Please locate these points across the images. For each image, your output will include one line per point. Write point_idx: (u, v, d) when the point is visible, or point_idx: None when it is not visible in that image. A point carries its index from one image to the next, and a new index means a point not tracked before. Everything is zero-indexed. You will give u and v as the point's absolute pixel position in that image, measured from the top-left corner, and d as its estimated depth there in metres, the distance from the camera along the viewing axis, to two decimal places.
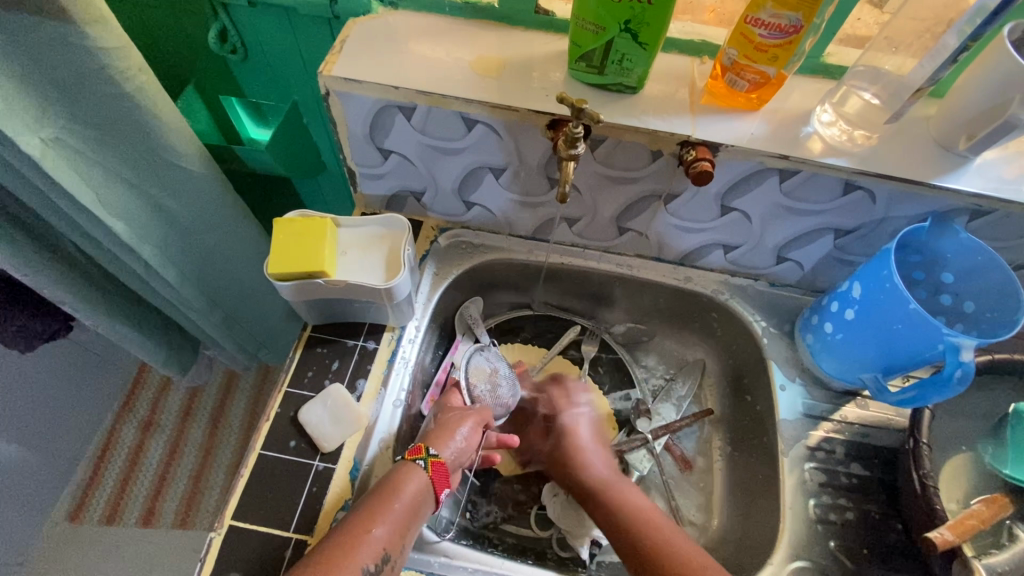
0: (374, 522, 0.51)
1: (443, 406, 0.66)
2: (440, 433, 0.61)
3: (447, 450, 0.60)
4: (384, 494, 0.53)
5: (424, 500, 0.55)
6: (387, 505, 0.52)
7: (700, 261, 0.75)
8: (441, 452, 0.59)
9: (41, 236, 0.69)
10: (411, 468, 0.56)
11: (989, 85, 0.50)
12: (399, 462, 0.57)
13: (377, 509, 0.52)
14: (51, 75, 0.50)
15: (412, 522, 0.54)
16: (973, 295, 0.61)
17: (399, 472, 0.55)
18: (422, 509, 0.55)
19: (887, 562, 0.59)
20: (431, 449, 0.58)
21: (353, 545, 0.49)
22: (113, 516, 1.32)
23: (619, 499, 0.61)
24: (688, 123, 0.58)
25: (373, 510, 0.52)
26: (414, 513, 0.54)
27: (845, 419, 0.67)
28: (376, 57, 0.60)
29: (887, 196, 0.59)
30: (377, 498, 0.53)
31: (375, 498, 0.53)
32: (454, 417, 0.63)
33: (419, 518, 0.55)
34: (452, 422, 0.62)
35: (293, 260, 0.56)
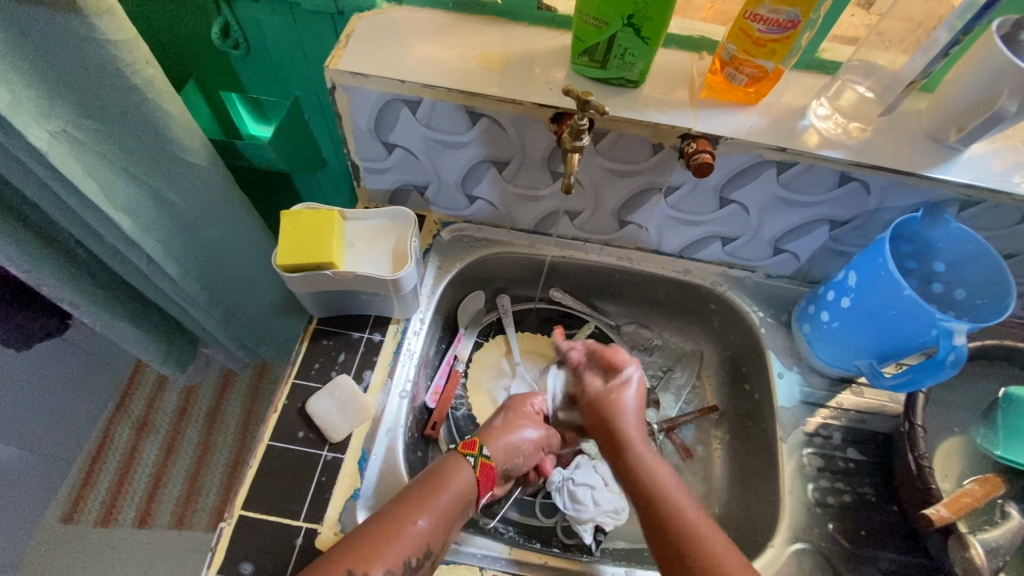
0: (420, 515, 0.52)
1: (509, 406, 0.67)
2: (501, 433, 0.63)
3: (497, 452, 0.61)
4: (433, 487, 0.54)
5: (468, 497, 0.56)
6: (434, 500, 0.53)
7: (699, 253, 0.76)
8: (493, 457, 0.60)
9: (43, 231, 0.69)
10: (458, 465, 0.57)
11: (979, 78, 0.52)
12: (450, 454, 0.58)
13: (426, 503, 0.53)
14: (59, 68, 0.51)
15: (455, 518, 0.54)
16: (963, 283, 0.64)
17: (449, 466, 0.56)
18: (466, 505, 0.56)
19: (884, 543, 0.60)
20: (484, 450, 0.60)
21: (398, 535, 0.50)
22: (108, 517, 1.31)
23: (664, 490, 0.54)
24: (689, 116, 0.59)
25: (420, 504, 0.52)
26: (459, 509, 0.55)
27: (841, 405, 0.68)
28: (381, 51, 0.61)
29: (881, 187, 0.60)
30: (426, 491, 0.53)
31: (423, 490, 0.54)
32: (517, 420, 0.65)
33: (462, 514, 0.55)
34: (515, 425, 0.64)
35: (301, 252, 0.57)
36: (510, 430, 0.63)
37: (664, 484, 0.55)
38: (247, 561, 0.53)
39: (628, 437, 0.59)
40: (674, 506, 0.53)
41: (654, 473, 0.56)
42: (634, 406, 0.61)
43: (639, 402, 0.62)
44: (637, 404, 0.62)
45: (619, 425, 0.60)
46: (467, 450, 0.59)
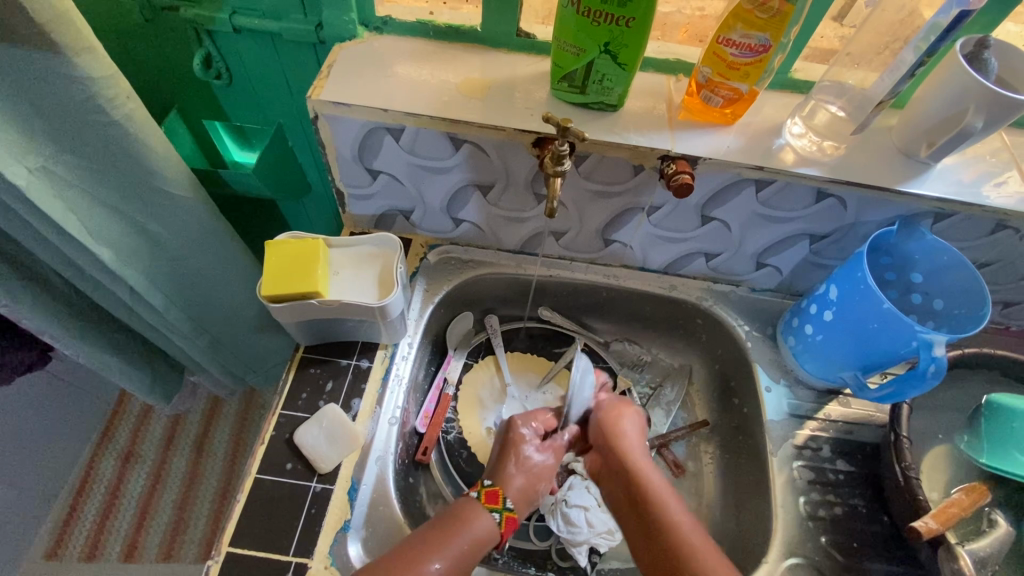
0: (429, 552, 0.51)
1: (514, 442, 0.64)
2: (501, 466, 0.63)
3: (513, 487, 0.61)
4: (448, 526, 0.54)
5: (483, 541, 0.55)
6: (449, 538, 0.53)
7: (684, 269, 0.77)
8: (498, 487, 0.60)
9: (25, 267, 0.68)
10: (475, 508, 0.57)
11: (946, 96, 0.54)
12: (462, 497, 0.58)
13: (439, 540, 0.53)
14: (39, 106, 0.51)
15: (470, 560, 0.54)
16: (941, 293, 0.65)
17: (466, 507, 0.57)
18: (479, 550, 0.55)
19: (877, 554, 0.60)
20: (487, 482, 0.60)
21: (406, 568, 0.50)
22: (92, 553, 1.28)
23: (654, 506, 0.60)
24: (668, 138, 0.60)
25: (431, 541, 0.52)
26: (473, 552, 0.54)
27: (828, 417, 0.69)
28: (364, 81, 0.61)
29: (857, 202, 0.62)
30: (439, 529, 0.54)
31: (437, 529, 0.54)
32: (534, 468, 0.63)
33: (475, 560, 0.54)
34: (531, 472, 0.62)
35: (286, 282, 0.56)
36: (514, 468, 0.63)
37: (670, 518, 0.58)
38: None
39: (632, 461, 0.64)
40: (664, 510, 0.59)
41: (656, 501, 0.60)
42: (637, 449, 0.65)
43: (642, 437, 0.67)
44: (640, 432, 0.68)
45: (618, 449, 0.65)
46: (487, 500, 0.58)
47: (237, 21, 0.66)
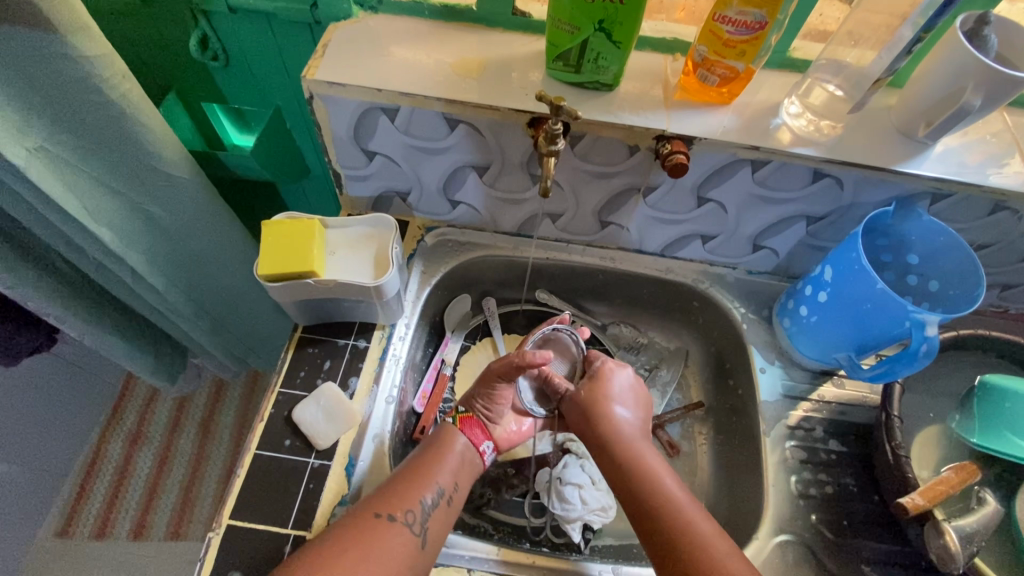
0: (431, 470, 0.58)
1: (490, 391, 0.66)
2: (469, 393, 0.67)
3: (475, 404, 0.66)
4: (435, 447, 0.61)
5: (470, 453, 0.62)
6: (441, 454, 0.60)
7: (681, 252, 0.77)
8: (469, 409, 0.65)
9: (29, 249, 0.70)
10: (450, 432, 0.62)
11: (946, 73, 0.53)
12: (440, 424, 0.64)
13: (434, 458, 0.60)
14: (37, 85, 0.51)
15: (466, 468, 0.61)
16: (938, 275, 0.64)
17: (444, 434, 0.62)
18: (469, 459, 0.62)
19: (866, 531, 0.61)
20: (461, 408, 0.65)
21: (414, 482, 0.56)
22: (102, 531, 1.33)
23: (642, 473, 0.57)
24: (664, 118, 0.60)
25: (426, 459, 0.59)
26: (466, 463, 0.61)
27: (822, 398, 0.70)
28: (358, 60, 0.61)
29: (854, 183, 0.62)
30: (430, 451, 0.60)
31: (428, 451, 0.60)
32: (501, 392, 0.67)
33: (471, 470, 0.62)
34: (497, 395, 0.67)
35: (282, 260, 0.57)
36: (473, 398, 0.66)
37: (658, 483, 0.56)
38: (236, 570, 0.54)
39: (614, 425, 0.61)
40: (650, 476, 0.57)
41: (633, 460, 0.58)
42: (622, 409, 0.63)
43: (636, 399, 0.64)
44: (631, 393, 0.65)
45: (600, 413, 0.62)
46: (462, 423, 0.63)
47: (232, 2, 0.66)
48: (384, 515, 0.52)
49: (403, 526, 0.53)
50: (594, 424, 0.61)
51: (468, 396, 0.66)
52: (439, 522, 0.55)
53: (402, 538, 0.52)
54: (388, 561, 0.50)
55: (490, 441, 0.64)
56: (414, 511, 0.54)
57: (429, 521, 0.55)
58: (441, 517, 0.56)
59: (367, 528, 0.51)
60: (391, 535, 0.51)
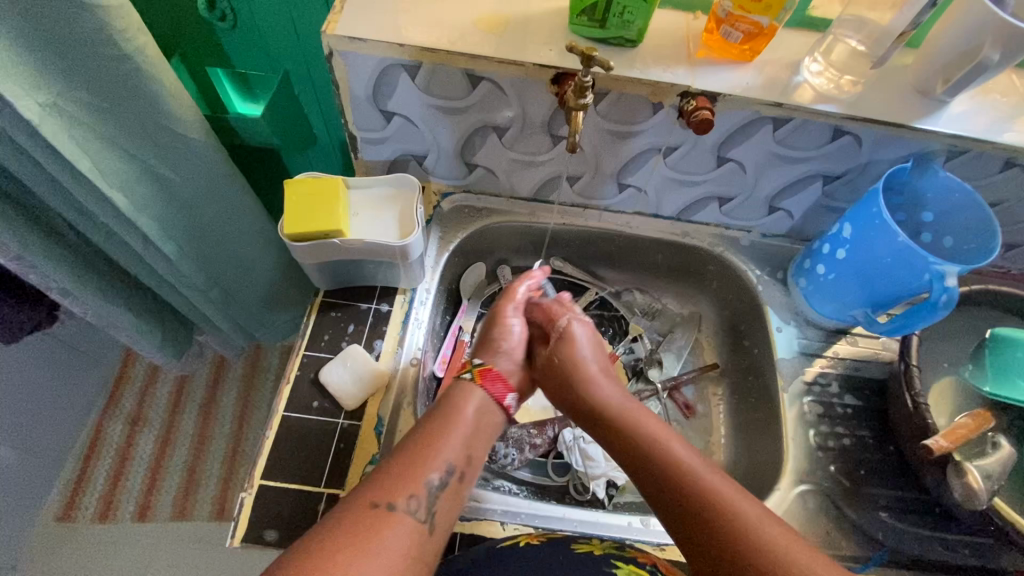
0: (439, 444, 0.52)
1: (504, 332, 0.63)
2: (485, 344, 0.62)
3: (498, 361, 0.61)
4: (444, 416, 0.55)
5: (488, 412, 0.57)
6: (450, 424, 0.54)
7: (697, 215, 0.78)
8: (488, 361, 0.60)
9: (34, 217, 0.68)
10: (467, 390, 0.57)
11: (964, 29, 0.54)
12: (455, 382, 0.58)
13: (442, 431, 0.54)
14: (48, 34, 0.49)
15: (480, 437, 0.55)
16: (952, 232, 0.66)
17: (457, 394, 0.57)
18: (488, 421, 0.57)
19: (882, 479, 0.63)
20: (476, 361, 0.60)
21: (419, 461, 0.51)
22: (106, 513, 1.32)
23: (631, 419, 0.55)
24: (688, 74, 0.60)
25: (434, 432, 0.53)
26: (478, 429, 0.55)
27: (837, 355, 0.71)
28: (377, 16, 0.60)
29: (873, 140, 0.62)
30: (438, 420, 0.54)
31: (435, 421, 0.54)
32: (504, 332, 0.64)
33: (485, 438, 0.56)
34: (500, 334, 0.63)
35: (308, 219, 0.56)
36: (493, 351, 0.61)
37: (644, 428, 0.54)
38: (271, 528, 0.54)
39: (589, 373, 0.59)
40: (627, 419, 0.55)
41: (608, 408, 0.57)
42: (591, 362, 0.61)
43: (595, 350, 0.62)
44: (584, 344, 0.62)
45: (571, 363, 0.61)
46: (482, 377, 0.58)
47: None
48: (383, 504, 0.47)
49: (405, 514, 0.48)
50: (567, 373, 0.60)
51: (486, 346, 0.61)
52: (449, 503, 0.51)
53: (405, 529, 0.47)
54: (390, 554, 0.45)
55: (515, 394, 0.59)
56: (418, 496, 0.49)
57: (436, 505, 0.50)
58: (450, 497, 0.51)
59: (366, 520, 0.46)
60: (392, 525, 0.47)
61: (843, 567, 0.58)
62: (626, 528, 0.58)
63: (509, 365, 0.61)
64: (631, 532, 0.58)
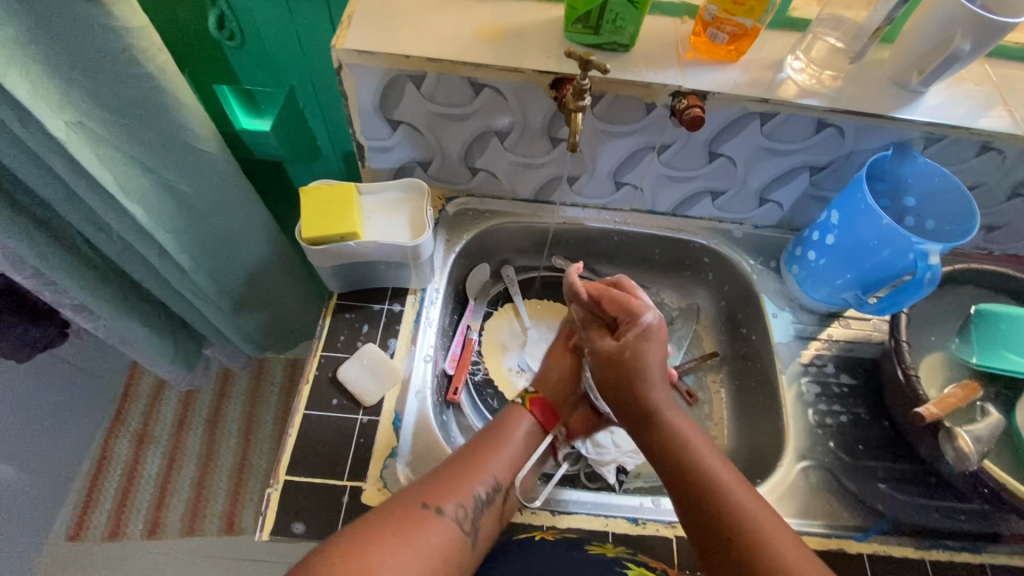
0: (489, 460, 0.57)
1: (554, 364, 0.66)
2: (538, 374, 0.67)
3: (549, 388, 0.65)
4: (498, 437, 0.60)
5: (535, 439, 0.62)
6: (501, 443, 0.59)
7: (691, 209, 0.81)
8: (539, 389, 0.65)
9: (54, 232, 0.70)
10: (517, 413, 0.62)
11: (935, 24, 0.58)
12: (508, 408, 0.63)
13: (495, 448, 0.59)
14: (74, 57, 0.52)
15: (524, 459, 0.60)
16: (933, 214, 0.70)
17: (507, 417, 0.62)
18: (535, 446, 0.61)
19: (879, 454, 0.66)
20: (530, 389, 0.65)
21: (470, 473, 0.55)
22: (115, 531, 1.32)
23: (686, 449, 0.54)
24: (679, 75, 0.63)
25: (485, 449, 0.58)
26: (525, 452, 0.60)
27: (831, 337, 0.74)
28: (383, 29, 0.63)
29: (855, 130, 0.66)
30: (492, 439, 0.59)
31: (489, 441, 0.59)
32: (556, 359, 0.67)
33: (527, 462, 0.60)
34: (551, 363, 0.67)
35: (323, 224, 0.59)
36: (544, 380, 0.66)
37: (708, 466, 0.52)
38: (298, 521, 0.56)
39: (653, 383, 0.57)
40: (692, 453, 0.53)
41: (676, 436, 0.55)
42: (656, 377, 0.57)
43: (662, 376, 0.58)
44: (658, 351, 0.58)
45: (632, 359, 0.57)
46: (531, 405, 0.63)
47: None
48: (432, 506, 0.51)
49: (451, 520, 0.51)
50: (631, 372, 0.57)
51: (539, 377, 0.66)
52: (492, 516, 0.54)
53: (451, 533, 0.50)
54: (431, 553, 0.48)
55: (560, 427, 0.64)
56: (466, 506, 0.52)
57: (480, 519, 0.53)
58: (493, 514, 0.54)
59: (415, 517, 0.49)
60: (439, 529, 0.50)
61: (846, 536, 0.60)
62: (638, 508, 0.61)
63: (559, 399, 0.65)
64: (643, 512, 0.61)
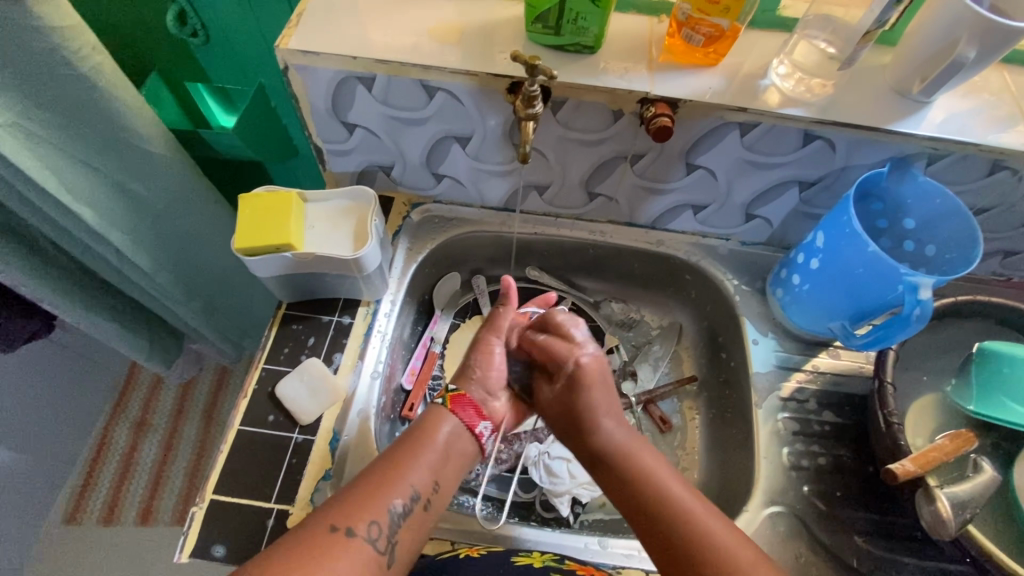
0: (406, 469, 0.51)
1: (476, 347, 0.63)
2: (460, 373, 0.62)
3: (473, 384, 0.60)
4: (414, 441, 0.54)
5: (461, 438, 0.56)
6: (419, 448, 0.53)
7: (672, 223, 0.75)
8: (461, 387, 0.59)
9: (13, 231, 0.69)
10: (439, 414, 0.56)
11: (937, 27, 0.51)
12: (428, 407, 0.57)
13: (412, 453, 0.53)
14: (5, 59, 0.50)
15: (448, 464, 0.54)
16: (935, 239, 0.62)
17: (429, 419, 0.56)
18: (458, 449, 0.56)
19: (858, 504, 0.60)
20: (451, 387, 0.59)
21: (384, 485, 0.50)
22: (110, 517, 1.35)
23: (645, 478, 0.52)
24: (647, 80, 0.58)
25: (402, 455, 0.52)
26: (449, 455, 0.55)
27: (817, 369, 0.68)
28: (334, 28, 0.60)
29: (847, 145, 0.59)
30: (407, 447, 0.53)
31: (405, 447, 0.53)
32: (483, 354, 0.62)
33: (454, 465, 0.55)
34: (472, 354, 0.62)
35: (258, 233, 0.56)
36: (467, 376, 0.61)
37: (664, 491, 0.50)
38: (219, 544, 0.53)
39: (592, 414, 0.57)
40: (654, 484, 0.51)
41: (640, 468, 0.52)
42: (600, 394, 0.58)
43: (605, 385, 0.59)
44: (597, 386, 0.58)
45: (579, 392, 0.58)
46: (453, 403, 0.57)
47: None
48: (342, 529, 0.46)
49: (365, 541, 0.46)
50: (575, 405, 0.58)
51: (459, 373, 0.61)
52: (412, 531, 0.50)
53: (364, 557, 0.46)
54: None
55: (486, 423, 0.58)
56: (380, 523, 0.48)
57: (398, 534, 0.49)
58: (412, 526, 0.50)
59: (322, 542, 0.45)
60: (348, 552, 0.45)
61: None
62: (582, 549, 0.57)
63: (484, 392, 0.61)
64: (587, 553, 0.57)
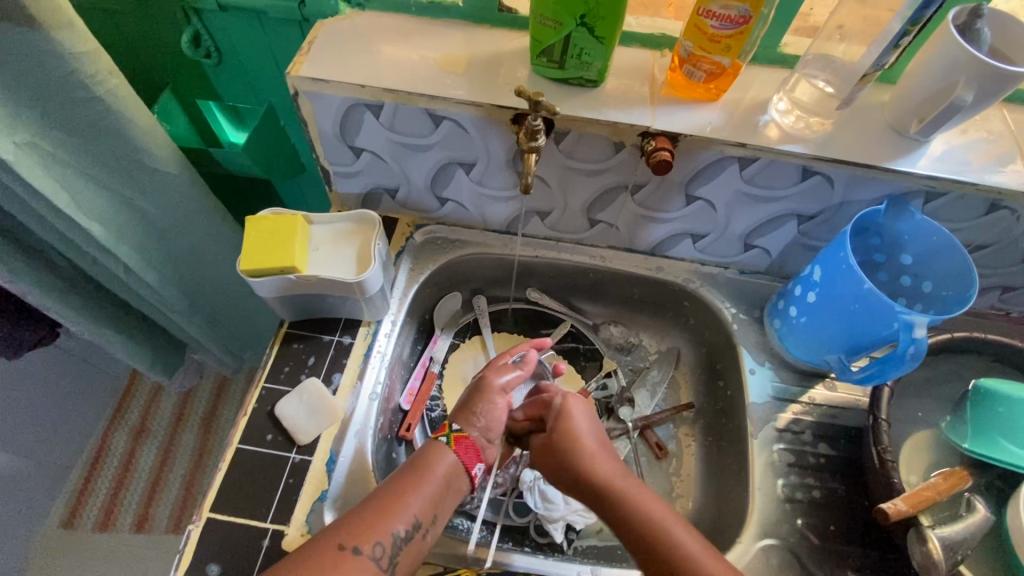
0: (409, 496, 0.52)
1: (480, 389, 0.61)
2: (462, 410, 0.60)
3: (478, 425, 0.59)
4: (414, 473, 0.54)
5: (457, 474, 0.56)
6: (420, 478, 0.53)
7: (672, 251, 0.76)
8: (465, 427, 0.58)
9: (23, 244, 0.71)
10: (438, 448, 0.56)
11: (934, 70, 0.52)
12: (430, 442, 0.57)
13: (414, 484, 0.53)
14: (23, 81, 0.52)
15: (447, 493, 0.55)
16: (932, 276, 0.63)
17: (427, 452, 0.56)
18: (456, 484, 0.55)
19: (851, 539, 0.60)
20: (456, 425, 0.58)
21: (387, 512, 0.50)
22: (105, 523, 1.35)
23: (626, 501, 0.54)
24: (648, 114, 0.59)
25: (406, 484, 0.53)
26: (449, 487, 0.55)
27: (813, 400, 0.68)
28: (345, 56, 0.61)
29: (845, 181, 0.60)
30: (409, 477, 0.53)
31: (406, 478, 0.53)
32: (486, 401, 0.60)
33: (450, 496, 0.55)
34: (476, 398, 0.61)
35: (263, 255, 0.57)
36: (469, 413, 0.59)
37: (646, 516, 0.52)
38: (214, 563, 0.54)
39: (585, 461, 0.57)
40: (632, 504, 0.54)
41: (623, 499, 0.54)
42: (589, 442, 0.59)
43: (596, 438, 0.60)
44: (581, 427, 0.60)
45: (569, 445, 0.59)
46: (457, 443, 0.56)
47: None
48: (349, 548, 0.48)
49: (369, 560, 0.48)
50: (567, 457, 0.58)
51: (463, 411, 0.59)
52: (412, 554, 0.51)
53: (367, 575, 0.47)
54: None
55: (483, 464, 0.58)
56: (384, 544, 0.49)
57: (399, 556, 0.50)
58: (411, 550, 0.51)
59: (327, 563, 0.46)
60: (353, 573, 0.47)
61: None
62: None
63: (485, 436, 0.59)
64: None
